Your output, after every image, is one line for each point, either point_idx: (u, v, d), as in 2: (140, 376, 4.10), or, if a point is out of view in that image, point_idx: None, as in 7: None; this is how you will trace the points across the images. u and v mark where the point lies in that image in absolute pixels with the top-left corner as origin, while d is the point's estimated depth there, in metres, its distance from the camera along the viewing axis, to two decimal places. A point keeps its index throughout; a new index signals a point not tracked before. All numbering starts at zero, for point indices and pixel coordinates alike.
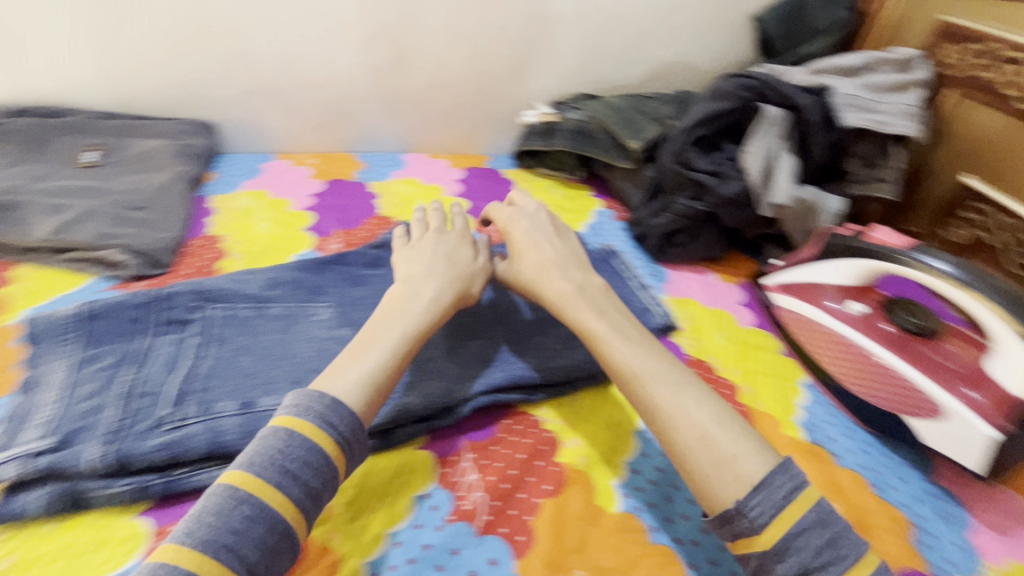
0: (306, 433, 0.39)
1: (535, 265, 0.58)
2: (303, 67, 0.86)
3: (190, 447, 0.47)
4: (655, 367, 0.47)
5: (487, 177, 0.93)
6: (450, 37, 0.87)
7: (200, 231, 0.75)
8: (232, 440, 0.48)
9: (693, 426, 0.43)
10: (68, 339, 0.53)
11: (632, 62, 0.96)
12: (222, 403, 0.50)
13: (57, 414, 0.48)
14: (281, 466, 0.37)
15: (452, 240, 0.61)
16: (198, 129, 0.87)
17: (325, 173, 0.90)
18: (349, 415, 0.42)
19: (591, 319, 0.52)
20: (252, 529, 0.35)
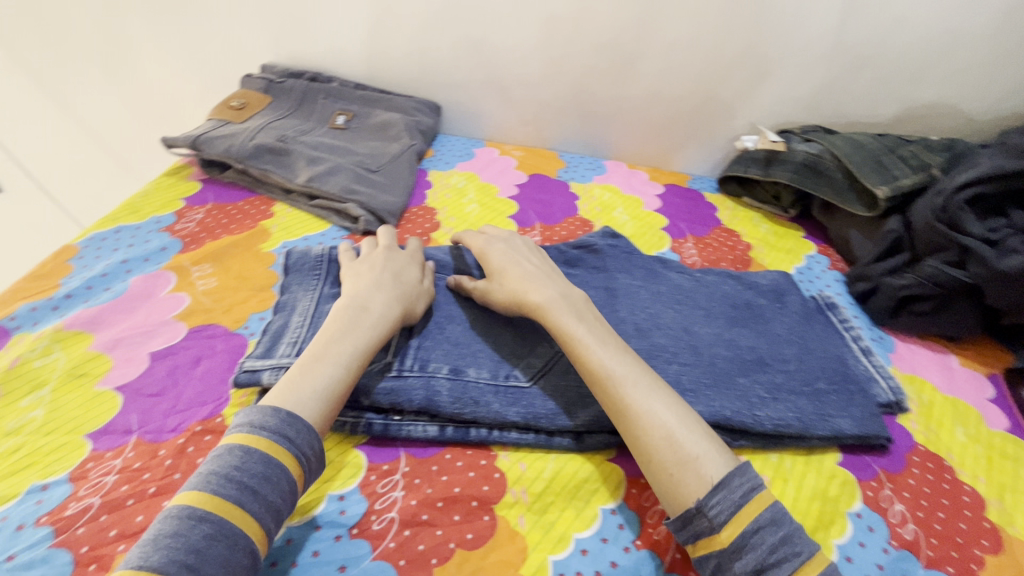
0: (265, 448, 0.40)
1: (515, 282, 0.57)
2: (533, 63, 0.89)
3: (408, 398, 0.50)
4: (630, 372, 0.48)
5: (688, 198, 0.89)
6: (682, 51, 0.84)
7: (420, 201, 0.82)
8: (444, 402, 0.50)
9: (660, 426, 0.44)
10: (316, 273, 0.61)
11: (884, 98, 0.85)
12: (435, 365, 0.53)
13: (307, 335, 0.54)
14: (240, 481, 0.38)
15: (399, 258, 0.61)
16: (428, 109, 0.95)
17: (529, 165, 0.93)
18: (306, 427, 0.43)
19: (572, 324, 0.52)
20: (215, 546, 0.35)
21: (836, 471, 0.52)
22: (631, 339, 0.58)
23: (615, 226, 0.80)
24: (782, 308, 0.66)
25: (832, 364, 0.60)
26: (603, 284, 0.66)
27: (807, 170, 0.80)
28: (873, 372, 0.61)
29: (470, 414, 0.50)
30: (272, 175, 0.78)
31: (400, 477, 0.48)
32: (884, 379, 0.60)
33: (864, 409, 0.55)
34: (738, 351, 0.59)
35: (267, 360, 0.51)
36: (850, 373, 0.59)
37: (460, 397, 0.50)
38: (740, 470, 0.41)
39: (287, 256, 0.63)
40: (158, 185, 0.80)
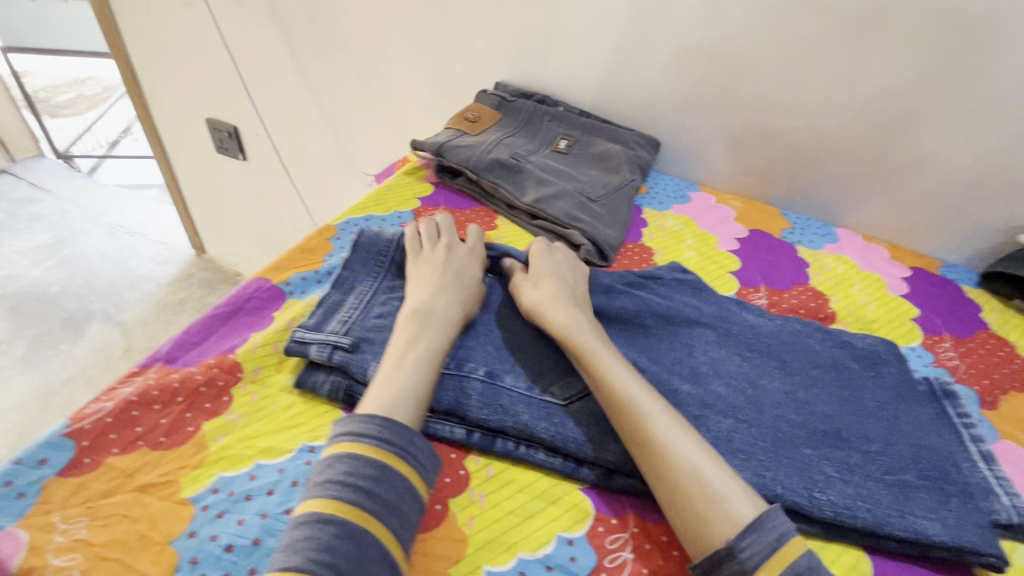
0: (370, 454, 0.42)
1: (545, 294, 0.59)
2: (778, 113, 0.84)
3: (473, 405, 0.50)
4: (653, 403, 0.48)
5: (945, 289, 0.76)
6: (972, 123, 0.73)
7: (636, 239, 0.80)
8: (472, 405, 0.50)
9: (687, 460, 0.44)
10: (381, 261, 0.65)
11: None
12: (471, 366, 0.54)
13: (356, 318, 0.58)
14: (354, 486, 0.41)
15: (460, 256, 0.64)
16: (648, 145, 0.94)
17: (748, 219, 0.87)
18: (402, 428, 0.44)
19: (597, 351, 0.52)
20: (343, 545, 0.38)
21: None
22: (682, 383, 0.57)
23: (854, 306, 0.71)
24: (876, 378, 0.59)
25: (927, 454, 0.52)
26: (669, 319, 0.64)
27: None
28: (992, 482, 0.51)
29: (496, 422, 0.49)
30: (501, 189, 0.82)
31: (629, 537, 0.46)
32: (1005, 492, 0.50)
33: (961, 516, 0.47)
34: (809, 417, 0.55)
35: (316, 334, 0.55)
36: (954, 472, 0.51)
37: (489, 402, 0.50)
38: (770, 511, 0.41)
39: (360, 233, 0.66)
40: (398, 182, 0.88)
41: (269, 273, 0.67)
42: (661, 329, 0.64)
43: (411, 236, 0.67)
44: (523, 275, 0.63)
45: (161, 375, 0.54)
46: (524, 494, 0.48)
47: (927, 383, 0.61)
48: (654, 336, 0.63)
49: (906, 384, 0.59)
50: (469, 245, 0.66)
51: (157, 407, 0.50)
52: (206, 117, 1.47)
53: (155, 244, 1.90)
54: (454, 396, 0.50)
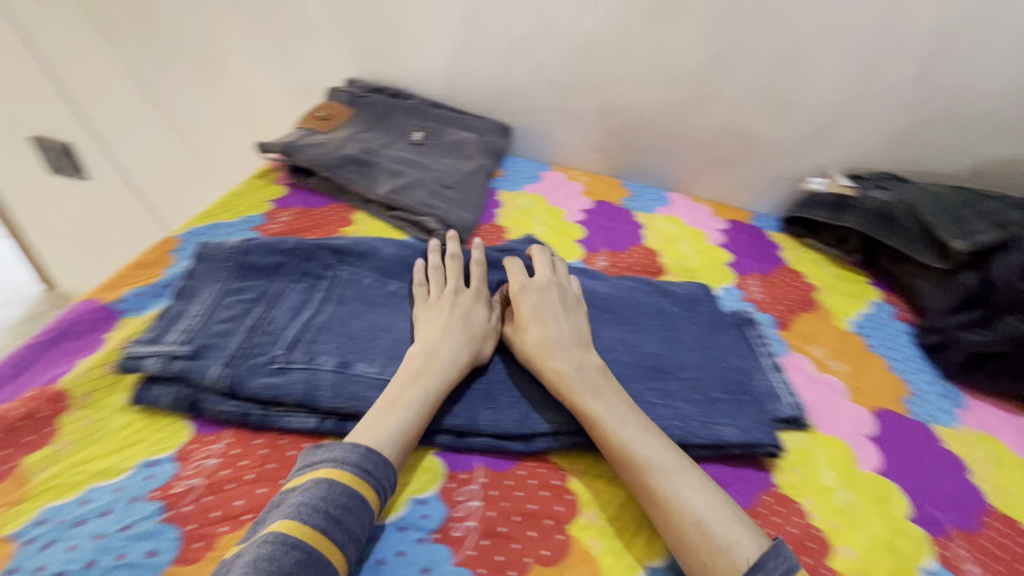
0: (345, 481, 0.43)
1: (542, 338, 0.57)
2: (605, 93, 0.92)
3: (323, 394, 0.52)
4: (662, 458, 0.48)
5: (753, 235, 0.89)
6: (756, 92, 0.86)
7: (490, 219, 0.85)
8: (323, 395, 0.52)
9: (687, 511, 0.45)
10: (226, 266, 0.64)
11: (958, 152, 0.85)
12: (323, 358, 0.55)
13: (198, 326, 0.57)
14: (325, 511, 0.41)
15: (466, 300, 0.62)
16: (500, 131, 1.00)
17: (593, 191, 0.95)
18: (382, 461, 0.46)
19: (591, 400, 0.52)
20: (304, 571, 0.38)
21: (908, 526, 0.52)
22: None
23: (679, 258, 0.81)
24: (692, 317, 0.69)
25: (733, 375, 0.62)
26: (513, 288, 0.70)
27: (878, 219, 0.79)
28: (780, 388, 0.62)
29: (349, 407, 0.52)
30: (355, 184, 0.83)
31: (477, 487, 0.50)
32: (788, 394, 0.62)
33: (753, 418, 0.57)
34: (638, 356, 0.63)
35: (153, 346, 0.54)
36: (749, 384, 0.61)
37: (341, 391, 0.53)
38: (771, 551, 0.42)
39: (202, 244, 0.65)
40: (248, 186, 0.86)
41: (99, 293, 0.64)
42: (506, 296, 0.68)
43: (266, 248, 0.66)
44: (511, 322, 0.61)
45: None
46: None
47: (734, 315, 0.71)
48: (505, 307, 0.67)
49: (716, 322, 0.69)
50: (474, 291, 0.63)
51: None
52: (28, 135, 1.31)
53: None
54: (306, 389, 0.52)
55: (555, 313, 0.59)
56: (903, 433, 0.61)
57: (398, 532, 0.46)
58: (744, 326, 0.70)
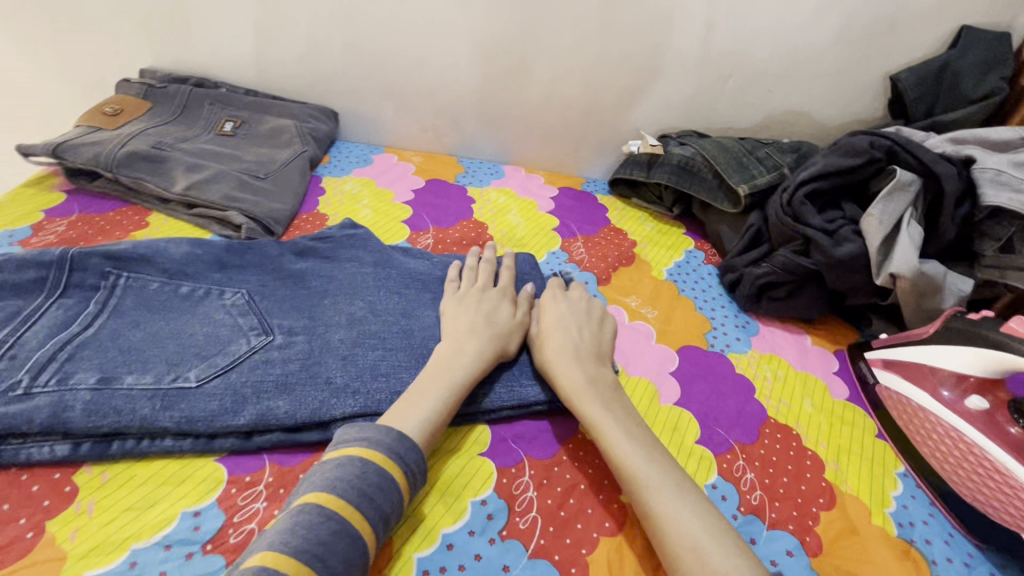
0: (381, 462, 0.42)
1: (558, 346, 0.56)
2: (424, 69, 0.91)
3: (74, 416, 0.46)
4: (660, 475, 0.45)
5: (582, 200, 0.93)
6: (565, 60, 0.88)
7: (311, 209, 0.81)
8: (73, 418, 0.46)
9: (687, 535, 0.41)
10: None
11: (748, 107, 0.93)
12: (80, 376, 0.49)
13: None
14: (360, 487, 0.40)
15: (494, 297, 0.62)
16: (324, 116, 0.95)
17: (426, 171, 0.94)
18: (415, 449, 0.45)
19: (599, 412, 0.51)
20: (339, 541, 0.37)
21: (696, 448, 0.56)
22: (338, 330, 0.59)
23: (507, 228, 0.82)
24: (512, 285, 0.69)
25: None
26: (326, 277, 0.66)
27: (683, 172, 0.86)
28: None
29: (109, 426, 0.47)
30: (145, 183, 0.75)
31: (263, 487, 0.47)
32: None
33: None
34: None
35: None
36: None
37: (97, 409, 0.47)
38: None
39: None
40: (15, 197, 0.75)
41: None
42: (317, 285, 0.65)
43: (11, 259, 0.56)
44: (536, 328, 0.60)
45: None
46: (143, 487, 0.46)
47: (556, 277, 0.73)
48: (314, 295, 0.63)
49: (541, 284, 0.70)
50: (501, 288, 0.64)
51: None
52: None
53: None
54: (52, 412, 0.46)
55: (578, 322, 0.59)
56: (700, 366, 0.66)
57: (161, 551, 0.42)
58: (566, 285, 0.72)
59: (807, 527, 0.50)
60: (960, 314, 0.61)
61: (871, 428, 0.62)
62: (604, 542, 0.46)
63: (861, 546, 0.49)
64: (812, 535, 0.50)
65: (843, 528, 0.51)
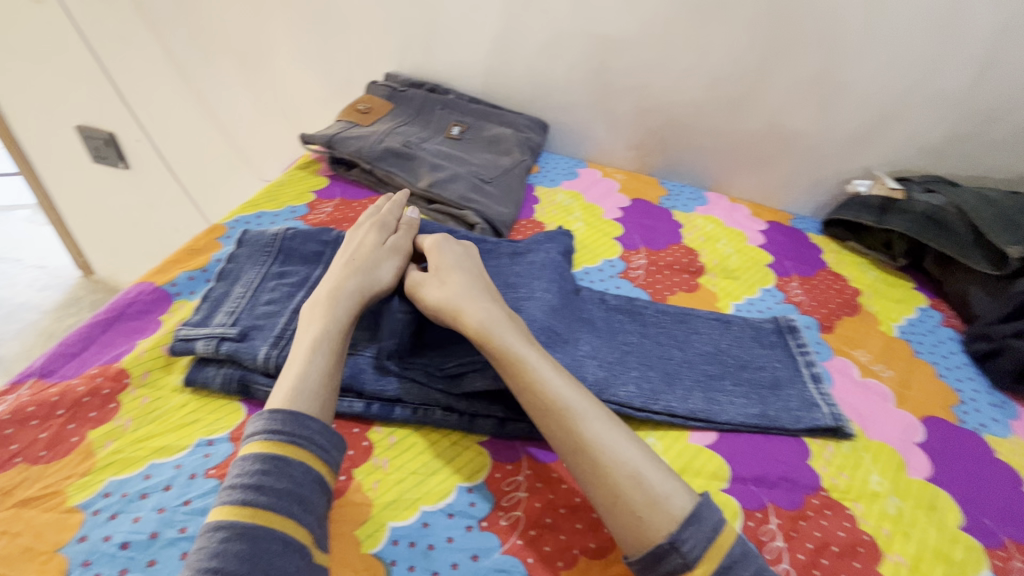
0: (257, 452, 0.42)
1: (450, 290, 0.55)
2: (645, 90, 0.93)
3: (368, 378, 0.53)
4: (589, 408, 0.47)
5: (792, 236, 0.88)
6: (799, 90, 0.85)
7: (528, 215, 0.86)
8: (367, 381, 0.53)
9: (625, 469, 0.43)
10: (267, 253, 0.65)
11: (1014, 155, 0.82)
12: (364, 343, 0.56)
13: (243, 308, 0.58)
14: (245, 486, 0.40)
15: (365, 234, 0.63)
16: (537, 127, 1.01)
17: (630, 189, 0.95)
18: (285, 414, 0.44)
19: (523, 350, 0.50)
20: (235, 546, 0.37)
21: (960, 535, 0.50)
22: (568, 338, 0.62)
23: (718, 257, 0.81)
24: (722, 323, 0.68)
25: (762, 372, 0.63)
26: (527, 263, 0.68)
27: (927, 222, 0.78)
28: (817, 398, 0.60)
29: (395, 393, 0.53)
30: (395, 177, 0.84)
31: (522, 478, 0.50)
32: (826, 404, 0.60)
33: (781, 412, 0.58)
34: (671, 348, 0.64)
35: (201, 329, 0.55)
36: (783, 390, 0.61)
37: (384, 375, 0.53)
38: (704, 503, 0.42)
39: (244, 231, 0.67)
40: (291, 177, 0.88)
41: (153, 277, 0.65)
42: (524, 270, 0.67)
43: (305, 235, 0.67)
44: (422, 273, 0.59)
45: (35, 390, 0.51)
46: (424, 455, 0.51)
47: (776, 322, 0.70)
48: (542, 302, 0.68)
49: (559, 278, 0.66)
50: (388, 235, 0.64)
51: (33, 423, 0.49)
52: (76, 124, 1.35)
53: (30, 269, 1.70)
54: (352, 374, 0.53)
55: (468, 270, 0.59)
56: (953, 442, 0.60)
57: (446, 518, 0.46)
58: (787, 334, 0.68)
59: None
60: None
61: None
62: None
63: None
64: None
65: None
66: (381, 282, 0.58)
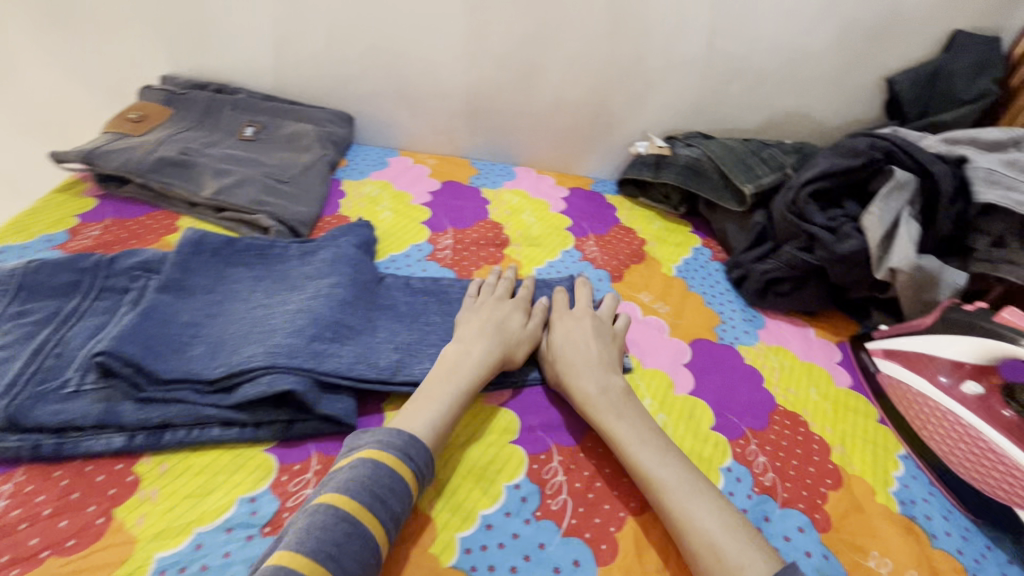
0: (391, 465, 0.45)
1: (576, 355, 0.59)
2: (438, 73, 0.96)
3: (127, 409, 0.49)
4: (674, 476, 0.49)
5: (590, 200, 0.97)
6: (573, 64, 0.93)
7: (334, 211, 0.85)
8: (126, 414, 0.49)
9: (704, 536, 0.44)
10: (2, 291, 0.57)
11: (752, 109, 0.96)
12: None
13: None
14: (372, 489, 0.43)
15: (507, 307, 0.64)
16: (341, 120, 0.99)
17: (441, 173, 0.98)
18: (424, 452, 0.48)
19: (610, 420, 0.53)
20: (350, 543, 0.40)
21: (710, 435, 0.59)
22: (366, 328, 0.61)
23: (522, 228, 0.86)
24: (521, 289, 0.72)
25: None
26: (317, 262, 0.67)
27: (689, 172, 0.90)
28: None
29: (162, 418, 0.49)
30: (175, 188, 0.78)
31: (311, 475, 0.49)
32: None
33: None
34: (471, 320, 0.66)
35: None
36: None
37: (147, 403, 0.50)
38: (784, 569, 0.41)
39: None
40: (48, 201, 0.77)
41: None
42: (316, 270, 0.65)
43: (47, 264, 0.59)
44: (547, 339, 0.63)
45: None
46: (201, 475, 0.48)
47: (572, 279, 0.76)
48: None
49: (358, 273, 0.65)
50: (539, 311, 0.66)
51: None
52: None
53: None
54: (107, 409, 0.49)
55: (591, 331, 0.62)
56: (712, 358, 0.69)
57: (223, 534, 0.44)
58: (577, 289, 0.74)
59: (817, 506, 0.54)
60: (955, 306, 0.63)
61: (873, 414, 0.65)
62: (631, 520, 0.49)
63: (868, 522, 0.53)
64: (822, 514, 0.53)
65: (850, 506, 0.54)
66: (512, 358, 0.60)
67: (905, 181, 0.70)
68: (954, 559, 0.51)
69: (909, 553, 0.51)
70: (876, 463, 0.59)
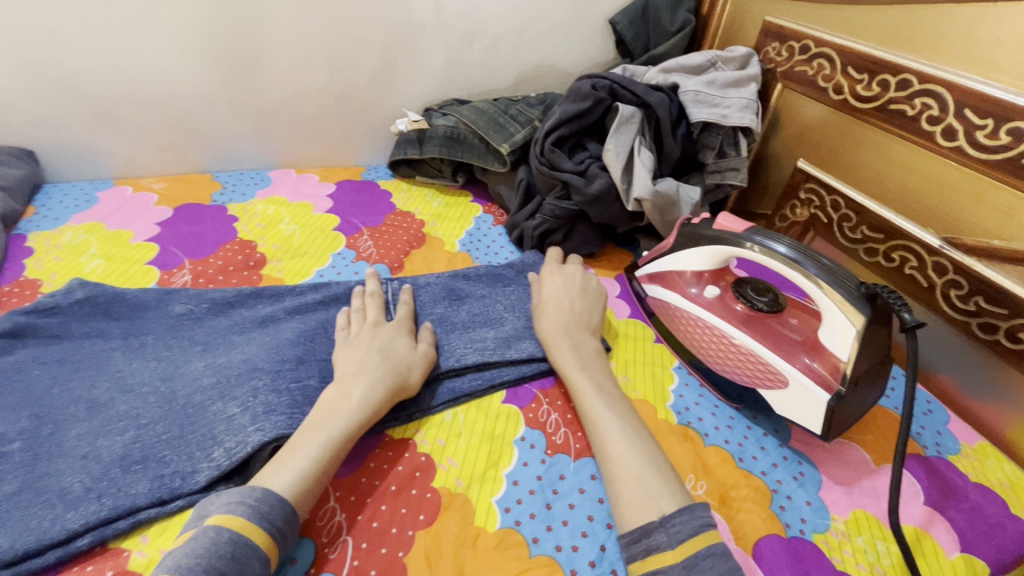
0: (241, 528, 0.38)
1: (546, 321, 0.60)
2: (133, 80, 0.78)
3: None
4: (618, 419, 0.49)
5: (362, 191, 0.89)
6: (300, 49, 0.83)
7: (16, 276, 0.66)
8: None
9: (631, 468, 0.45)
10: None
11: (500, 67, 0.95)
12: None
13: None
14: (210, 562, 0.35)
15: (386, 331, 0.56)
16: (13, 157, 0.78)
17: (173, 198, 0.82)
18: (283, 504, 0.40)
19: (575, 370, 0.55)
20: None
21: (503, 408, 0.57)
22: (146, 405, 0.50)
23: (281, 240, 0.76)
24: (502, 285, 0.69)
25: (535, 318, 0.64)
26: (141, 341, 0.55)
27: (451, 141, 0.87)
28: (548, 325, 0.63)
29: None
30: None
31: None
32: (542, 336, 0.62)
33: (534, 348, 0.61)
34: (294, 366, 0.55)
35: None
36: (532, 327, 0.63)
37: None
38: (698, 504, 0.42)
39: None
40: None
41: None
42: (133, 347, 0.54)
43: None
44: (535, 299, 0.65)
45: None
46: None
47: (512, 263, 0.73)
48: (38, 387, 0.51)
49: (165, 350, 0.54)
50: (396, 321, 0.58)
51: None
52: None
53: None
54: None
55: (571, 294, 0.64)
56: None
57: None
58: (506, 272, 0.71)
59: None
60: (687, 221, 0.68)
61: (650, 335, 0.69)
62: (420, 536, 0.45)
63: None
64: None
65: None
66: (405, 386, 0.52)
67: (630, 114, 0.74)
68: (721, 451, 0.55)
69: (687, 459, 0.54)
70: (654, 384, 0.62)
